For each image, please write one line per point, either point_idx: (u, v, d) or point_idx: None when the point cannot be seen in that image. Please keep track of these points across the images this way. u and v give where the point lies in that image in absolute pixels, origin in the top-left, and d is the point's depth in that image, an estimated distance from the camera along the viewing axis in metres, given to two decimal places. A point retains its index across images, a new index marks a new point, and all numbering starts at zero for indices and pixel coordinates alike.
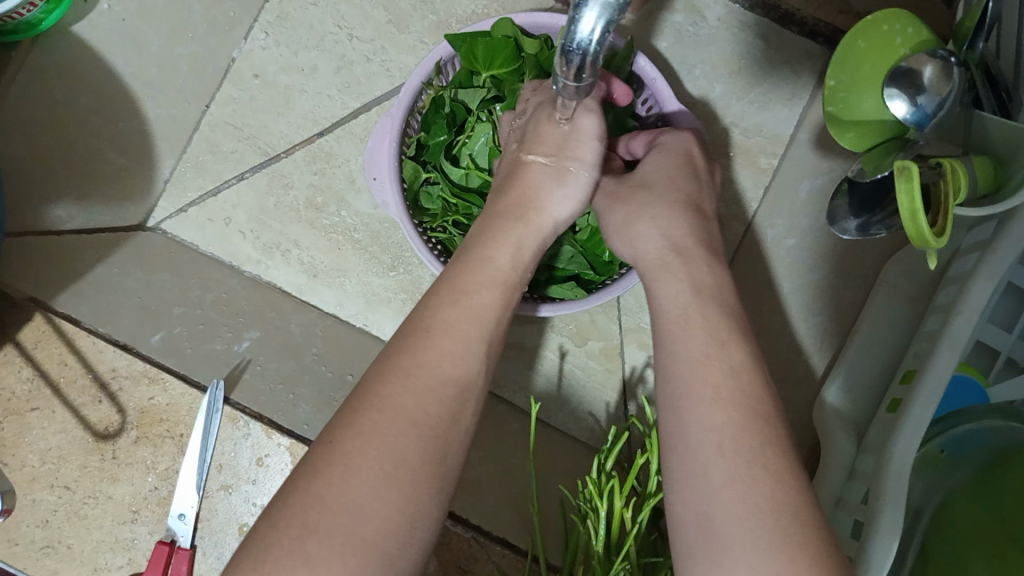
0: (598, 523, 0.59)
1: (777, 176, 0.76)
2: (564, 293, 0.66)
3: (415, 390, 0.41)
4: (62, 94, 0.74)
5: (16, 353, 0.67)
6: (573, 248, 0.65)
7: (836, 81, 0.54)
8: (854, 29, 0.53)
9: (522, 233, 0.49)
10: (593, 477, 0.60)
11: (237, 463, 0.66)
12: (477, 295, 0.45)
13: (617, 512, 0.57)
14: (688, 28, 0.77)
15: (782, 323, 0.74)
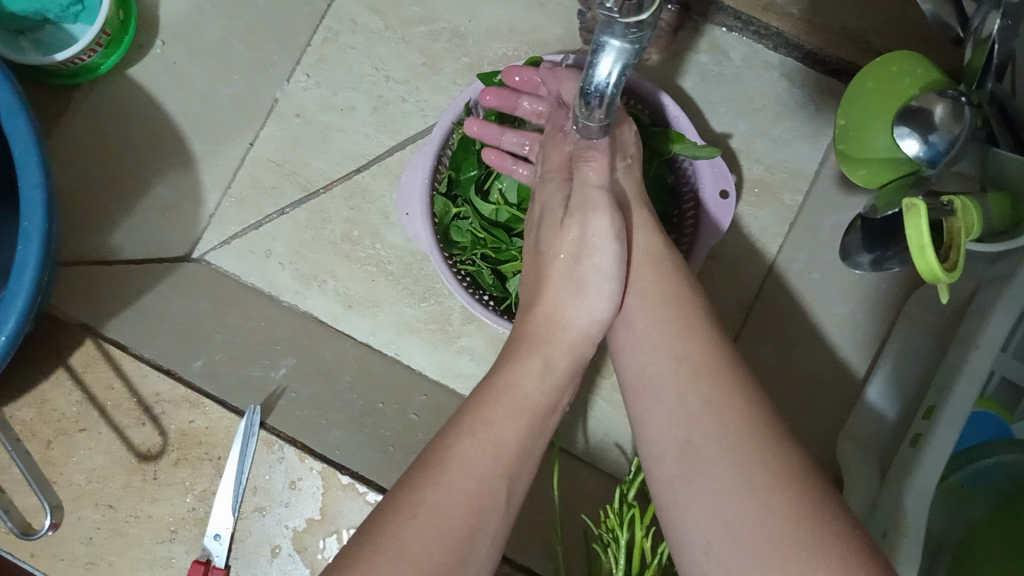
0: (618, 552, 0.60)
1: (801, 211, 0.78)
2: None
3: (469, 443, 0.49)
4: (118, 133, 0.79)
5: (67, 375, 0.71)
6: None
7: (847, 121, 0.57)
8: (860, 71, 0.56)
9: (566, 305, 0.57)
10: (614, 506, 0.61)
11: (272, 486, 0.69)
12: (528, 364, 0.54)
13: (636, 540, 0.59)
14: (712, 67, 0.80)
15: (806, 357, 0.75)
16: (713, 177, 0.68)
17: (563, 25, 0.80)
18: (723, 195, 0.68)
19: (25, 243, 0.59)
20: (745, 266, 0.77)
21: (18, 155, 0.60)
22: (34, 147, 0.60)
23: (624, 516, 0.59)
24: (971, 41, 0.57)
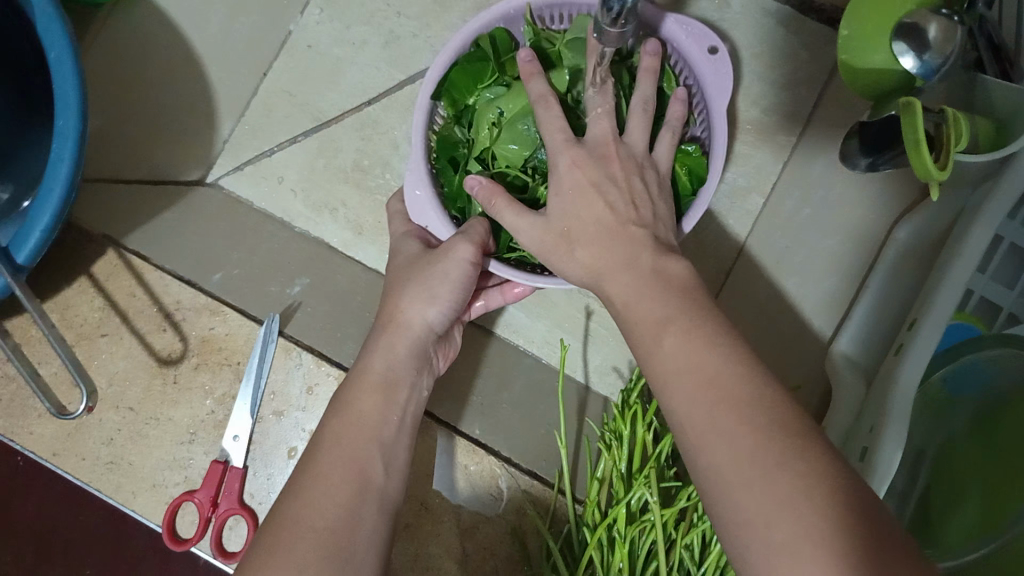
0: (621, 449, 0.64)
1: (795, 153, 0.82)
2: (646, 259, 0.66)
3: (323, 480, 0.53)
4: (138, 55, 0.81)
5: (90, 283, 0.73)
6: None
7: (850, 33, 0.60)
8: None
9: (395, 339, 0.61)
10: (617, 406, 0.65)
11: (289, 390, 0.72)
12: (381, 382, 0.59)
13: (639, 437, 0.63)
14: (714, 13, 0.83)
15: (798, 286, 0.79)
16: (716, 79, 0.64)
17: None
18: (729, 81, 0.64)
19: (60, 140, 0.60)
20: (743, 202, 0.81)
21: (53, 56, 0.61)
22: (69, 50, 0.60)
23: (627, 414, 0.64)
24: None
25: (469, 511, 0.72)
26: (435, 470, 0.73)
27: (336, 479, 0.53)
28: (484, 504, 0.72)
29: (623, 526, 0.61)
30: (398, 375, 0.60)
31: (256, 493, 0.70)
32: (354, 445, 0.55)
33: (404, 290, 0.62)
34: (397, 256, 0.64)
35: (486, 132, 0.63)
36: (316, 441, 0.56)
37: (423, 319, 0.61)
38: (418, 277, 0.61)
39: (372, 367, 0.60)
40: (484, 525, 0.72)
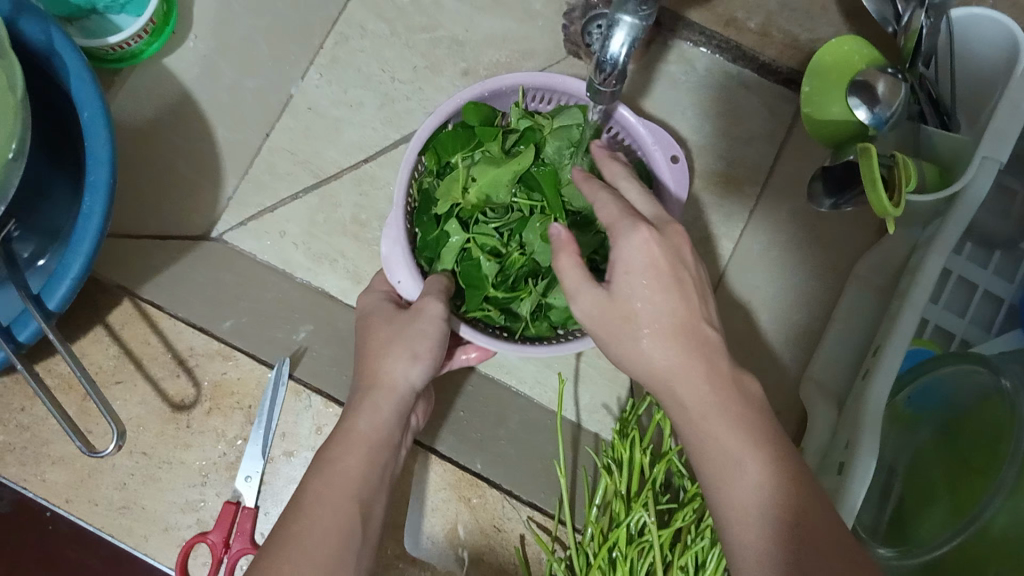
0: (621, 473, 0.68)
1: (761, 200, 0.91)
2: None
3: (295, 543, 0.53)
4: (150, 116, 0.85)
5: (104, 332, 0.76)
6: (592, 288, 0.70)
7: (811, 88, 0.68)
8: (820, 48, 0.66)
9: (378, 399, 0.63)
10: (617, 432, 0.69)
11: (298, 430, 0.75)
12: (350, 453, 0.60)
13: (637, 461, 0.67)
14: (681, 75, 0.94)
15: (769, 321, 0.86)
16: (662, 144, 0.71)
17: (549, 37, 0.92)
18: (674, 160, 0.71)
19: (92, 192, 0.64)
20: (714, 248, 0.90)
21: (86, 117, 0.66)
22: (103, 112, 0.66)
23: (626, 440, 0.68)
24: (902, 30, 0.68)
25: (473, 539, 0.73)
26: (443, 503, 0.74)
27: (326, 535, 0.54)
28: (486, 535, 0.73)
29: (625, 545, 0.65)
30: (381, 434, 0.62)
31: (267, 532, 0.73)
32: (336, 505, 0.56)
33: (388, 353, 0.63)
34: (380, 318, 0.66)
35: (455, 193, 0.65)
36: (298, 497, 0.57)
37: (406, 381, 0.63)
38: (405, 341, 0.63)
39: (356, 426, 0.61)
40: (489, 555, 0.73)
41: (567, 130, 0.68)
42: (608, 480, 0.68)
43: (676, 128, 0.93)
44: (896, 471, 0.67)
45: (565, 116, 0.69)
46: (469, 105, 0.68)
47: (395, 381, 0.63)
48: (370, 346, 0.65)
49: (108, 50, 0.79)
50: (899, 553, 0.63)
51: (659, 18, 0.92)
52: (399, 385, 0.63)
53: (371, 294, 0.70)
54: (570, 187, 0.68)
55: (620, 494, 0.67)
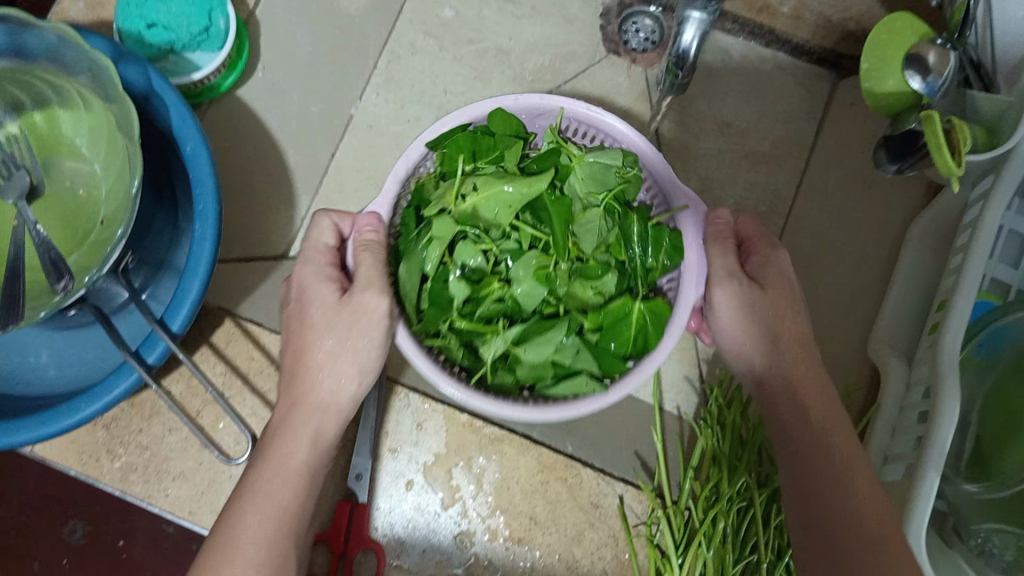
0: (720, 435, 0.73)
1: (806, 178, 0.96)
2: (577, 391, 0.62)
3: None
4: (227, 147, 0.91)
5: (211, 351, 0.81)
6: (578, 345, 0.62)
7: (868, 64, 0.70)
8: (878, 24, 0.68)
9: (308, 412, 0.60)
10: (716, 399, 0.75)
11: (401, 428, 0.78)
12: (269, 479, 0.57)
13: (735, 424, 0.72)
14: (719, 64, 0.99)
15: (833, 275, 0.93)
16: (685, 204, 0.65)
17: (589, 39, 0.98)
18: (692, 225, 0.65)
19: (202, 220, 0.70)
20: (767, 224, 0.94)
21: (190, 149, 0.71)
22: (203, 144, 0.71)
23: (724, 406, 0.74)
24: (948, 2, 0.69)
25: (574, 521, 0.77)
26: (541, 484, 0.77)
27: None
28: (586, 512, 0.77)
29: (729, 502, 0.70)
30: (318, 460, 0.60)
31: (381, 527, 0.76)
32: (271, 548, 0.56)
33: (326, 353, 0.59)
34: (318, 311, 0.60)
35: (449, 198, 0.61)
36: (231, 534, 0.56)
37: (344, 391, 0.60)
38: (349, 360, 0.59)
39: (296, 454, 0.59)
40: (590, 531, 0.77)
41: (605, 172, 0.63)
42: (708, 442, 0.73)
43: (717, 114, 0.98)
44: (971, 419, 0.69)
45: (602, 154, 0.63)
46: (494, 113, 0.63)
47: (335, 406, 0.60)
48: (303, 357, 0.60)
49: (190, 89, 0.84)
50: (988, 488, 0.66)
51: None
52: (341, 409, 0.60)
53: (310, 262, 0.62)
54: (582, 225, 0.62)
55: (722, 453, 0.72)
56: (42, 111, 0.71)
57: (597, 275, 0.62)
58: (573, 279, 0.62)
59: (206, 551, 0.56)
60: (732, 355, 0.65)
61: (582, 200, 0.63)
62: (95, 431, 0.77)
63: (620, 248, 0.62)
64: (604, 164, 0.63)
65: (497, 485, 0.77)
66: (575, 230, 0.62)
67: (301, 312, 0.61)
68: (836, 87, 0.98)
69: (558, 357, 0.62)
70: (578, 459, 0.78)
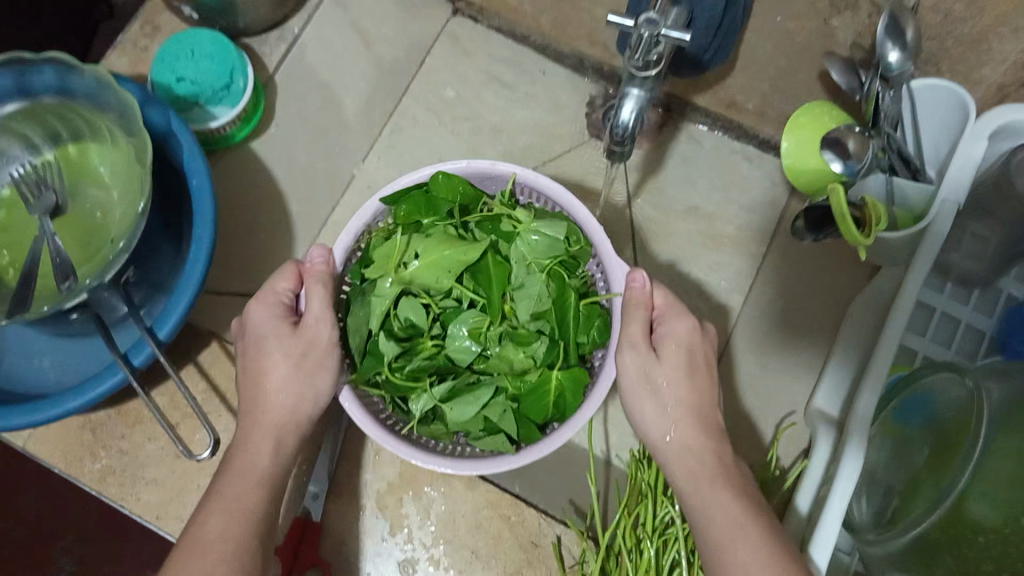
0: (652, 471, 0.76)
1: (766, 260, 1.03)
2: (498, 447, 0.68)
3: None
4: (237, 194, 1.01)
5: (195, 370, 0.88)
6: (507, 404, 0.67)
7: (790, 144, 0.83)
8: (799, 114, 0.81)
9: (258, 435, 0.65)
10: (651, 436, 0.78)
11: (360, 456, 0.83)
12: (229, 488, 0.62)
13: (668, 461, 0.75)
14: (691, 153, 1.08)
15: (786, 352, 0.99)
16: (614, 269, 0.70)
17: (575, 124, 1.08)
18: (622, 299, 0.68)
19: (198, 246, 0.78)
20: (726, 304, 1.02)
21: (196, 184, 0.81)
22: (208, 180, 0.80)
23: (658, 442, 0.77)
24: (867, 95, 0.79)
25: (513, 557, 0.81)
26: (485, 520, 0.81)
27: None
28: (526, 550, 0.81)
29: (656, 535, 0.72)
30: (276, 472, 0.65)
31: (331, 547, 0.80)
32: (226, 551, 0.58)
33: (275, 378, 0.66)
34: (278, 343, 0.67)
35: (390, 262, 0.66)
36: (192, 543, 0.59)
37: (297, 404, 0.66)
38: (311, 382, 0.66)
39: (259, 461, 0.64)
40: (528, 568, 0.80)
41: (549, 243, 0.67)
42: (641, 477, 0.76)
43: (687, 198, 1.07)
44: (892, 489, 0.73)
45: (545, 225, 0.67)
46: (439, 177, 0.69)
47: (295, 419, 0.67)
48: (262, 382, 0.67)
49: (209, 136, 0.95)
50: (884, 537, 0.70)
51: (669, 103, 1.07)
52: (300, 422, 0.67)
53: (266, 308, 0.69)
54: (520, 289, 0.66)
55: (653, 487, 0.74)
56: (76, 144, 0.83)
57: (525, 338, 0.66)
58: (507, 340, 0.66)
59: (170, 564, 0.58)
60: (638, 425, 0.67)
61: (525, 266, 0.67)
62: (80, 432, 0.84)
63: (552, 316, 0.66)
64: (547, 235, 0.67)
65: (443, 517, 0.82)
66: (513, 295, 0.67)
67: (250, 344, 0.68)
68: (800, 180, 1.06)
69: (488, 413, 0.66)
70: (524, 499, 0.82)
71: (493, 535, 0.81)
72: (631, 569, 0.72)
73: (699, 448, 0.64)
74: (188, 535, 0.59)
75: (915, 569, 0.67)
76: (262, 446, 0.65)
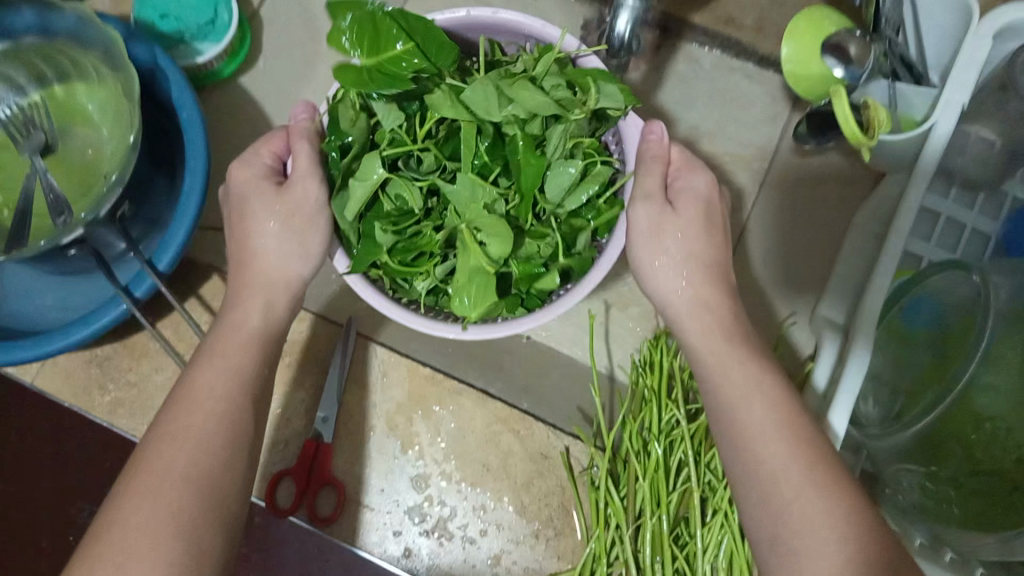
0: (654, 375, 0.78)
1: (769, 174, 1.02)
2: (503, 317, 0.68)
3: (217, 392, 0.60)
4: (232, 133, 1.01)
5: (198, 303, 0.88)
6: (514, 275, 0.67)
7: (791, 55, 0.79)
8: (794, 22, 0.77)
9: (255, 296, 0.66)
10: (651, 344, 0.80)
11: (370, 379, 0.84)
12: (245, 316, 0.65)
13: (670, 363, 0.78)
14: (689, 71, 1.06)
15: (788, 262, 1.00)
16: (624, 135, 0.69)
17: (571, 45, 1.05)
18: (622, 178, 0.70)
19: (191, 177, 0.78)
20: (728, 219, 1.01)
21: (185, 118, 0.80)
22: (198, 114, 0.80)
23: (659, 348, 0.79)
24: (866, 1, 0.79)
25: (524, 471, 0.81)
26: (495, 435, 0.82)
27: (217, 385, 0.61)
28: (536, 462, 0.82)
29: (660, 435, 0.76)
30: (269, 335, 0.66)
31: (343, 467, 0.81)
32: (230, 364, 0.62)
33: (271, 246, 0.66)
34: (258, 203, 0.67)
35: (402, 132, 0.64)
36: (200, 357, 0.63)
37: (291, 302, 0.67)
38: (297, 239, 0.66)
39: (247, 321, 0.65)
40: (538, 480, 0.81)
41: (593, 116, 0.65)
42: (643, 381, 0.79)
43: (686, 116, 1.05)
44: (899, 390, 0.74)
45: (606, 100, 0.65)
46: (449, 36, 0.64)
47: (282, 276, 0.67)
48: (247, 243, 0.67)
49: (202, 71, 0.95)
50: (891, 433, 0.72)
51: (666, 21, 1.05)
52: (289, 280, 0.67)
53: (249, 167, 0.69)
54: (551, 171, 0.65)
55: (656, 389, 0.77)
56: (63, 83, 0.82)
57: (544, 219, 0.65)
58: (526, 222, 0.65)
59: (163, 421, 0.59)
60: (648, 285, 0.68)
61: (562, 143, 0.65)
62: (88, 367, 0.85)
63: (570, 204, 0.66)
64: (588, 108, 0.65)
65: (453, 434, 0.82)
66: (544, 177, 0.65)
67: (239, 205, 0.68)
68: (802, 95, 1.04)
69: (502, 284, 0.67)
70: (533, 414, 0.83)
71: (503, 449, 0.82)
72: (641, 469, 0.75)
73: (707, 338, 0.64)
74: (178, 395, 0.60)
75: (917, 458, 0.70)
76: (265, 329, 0.66)
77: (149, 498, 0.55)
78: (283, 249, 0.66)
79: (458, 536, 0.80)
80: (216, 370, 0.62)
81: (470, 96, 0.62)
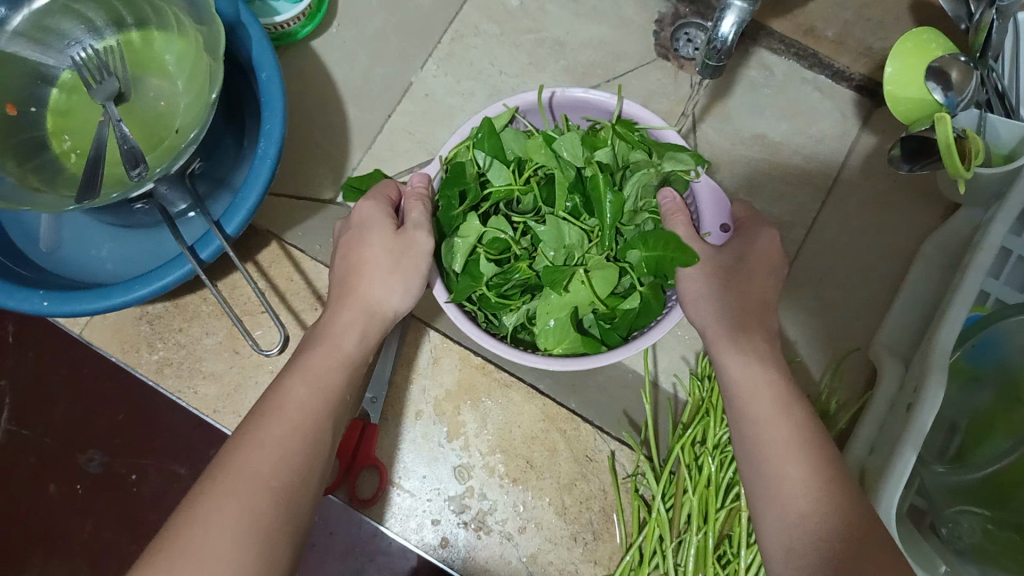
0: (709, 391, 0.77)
1: (832, 193, 1.00)
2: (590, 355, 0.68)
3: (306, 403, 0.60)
4: (294, 96, 0.99)
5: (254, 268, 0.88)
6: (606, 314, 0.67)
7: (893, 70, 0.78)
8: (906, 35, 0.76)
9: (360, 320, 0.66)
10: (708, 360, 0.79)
11: (419, 362, 0.83)
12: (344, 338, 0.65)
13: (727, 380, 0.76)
14: (761, 79, 1.03)
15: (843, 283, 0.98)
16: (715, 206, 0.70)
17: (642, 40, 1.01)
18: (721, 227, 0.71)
19: (266, 140, 0.76)
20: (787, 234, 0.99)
21: (264, 77, 0.78)
22: (277, 75, 0.78)
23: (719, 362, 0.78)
24: (975, 24, 0.75)
25: (567, 472, 0.81)
26: (541, 433, 0.82)
27: (306, 395, 0.60)
28: (580, 464, 0.81)
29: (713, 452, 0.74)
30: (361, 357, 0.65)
31: (387, 448, 0.81)
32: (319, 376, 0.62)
33: (381, 277, 0.67)
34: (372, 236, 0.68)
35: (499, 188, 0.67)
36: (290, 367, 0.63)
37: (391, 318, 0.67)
38: (397, 277, 0.66)
39: (344, 342, 0.65)
40: (581, 482, 0.80)
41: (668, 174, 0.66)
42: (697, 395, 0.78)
43: (753, 124, 1.02)
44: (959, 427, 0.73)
45: (673, 160, 0.65)
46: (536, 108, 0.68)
47: (382, 310, 0.67)
48: (356, 267, 0.68)
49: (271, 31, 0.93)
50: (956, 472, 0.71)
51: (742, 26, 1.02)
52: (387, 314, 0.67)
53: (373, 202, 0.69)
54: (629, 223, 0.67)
55: (713, 404, 0.76)
56: (140, 30, 0.80)
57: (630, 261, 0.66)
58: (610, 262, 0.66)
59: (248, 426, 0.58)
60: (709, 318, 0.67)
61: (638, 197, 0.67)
62: (139, 323, 0.85)
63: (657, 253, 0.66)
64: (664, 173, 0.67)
65: (499, 427, 0.82)
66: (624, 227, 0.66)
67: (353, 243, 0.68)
68: (872, 114, 1.02)
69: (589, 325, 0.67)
70: (581, 416, 0.82)
71: (548, 447, 0.81)
72: (691, 484, 0.74)
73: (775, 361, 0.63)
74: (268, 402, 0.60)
75: (982, 500, 0.68)
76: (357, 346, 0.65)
77: (238, 489, 0.53)
78: (391, 281, 0.66)
79: (497, 530, 0.79)
80: (311, 380, 0.61)
81: (560, 145, 0.67)
